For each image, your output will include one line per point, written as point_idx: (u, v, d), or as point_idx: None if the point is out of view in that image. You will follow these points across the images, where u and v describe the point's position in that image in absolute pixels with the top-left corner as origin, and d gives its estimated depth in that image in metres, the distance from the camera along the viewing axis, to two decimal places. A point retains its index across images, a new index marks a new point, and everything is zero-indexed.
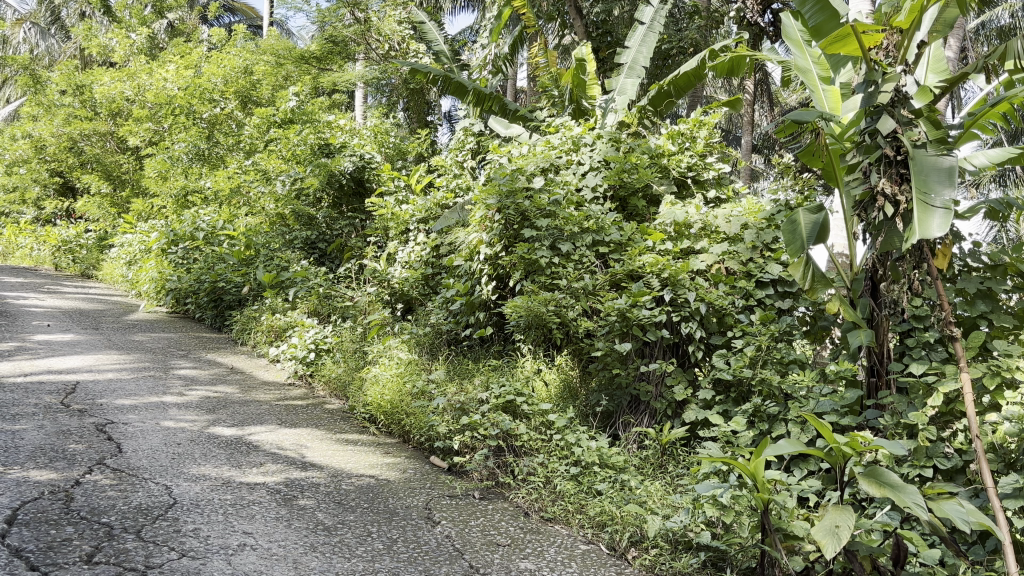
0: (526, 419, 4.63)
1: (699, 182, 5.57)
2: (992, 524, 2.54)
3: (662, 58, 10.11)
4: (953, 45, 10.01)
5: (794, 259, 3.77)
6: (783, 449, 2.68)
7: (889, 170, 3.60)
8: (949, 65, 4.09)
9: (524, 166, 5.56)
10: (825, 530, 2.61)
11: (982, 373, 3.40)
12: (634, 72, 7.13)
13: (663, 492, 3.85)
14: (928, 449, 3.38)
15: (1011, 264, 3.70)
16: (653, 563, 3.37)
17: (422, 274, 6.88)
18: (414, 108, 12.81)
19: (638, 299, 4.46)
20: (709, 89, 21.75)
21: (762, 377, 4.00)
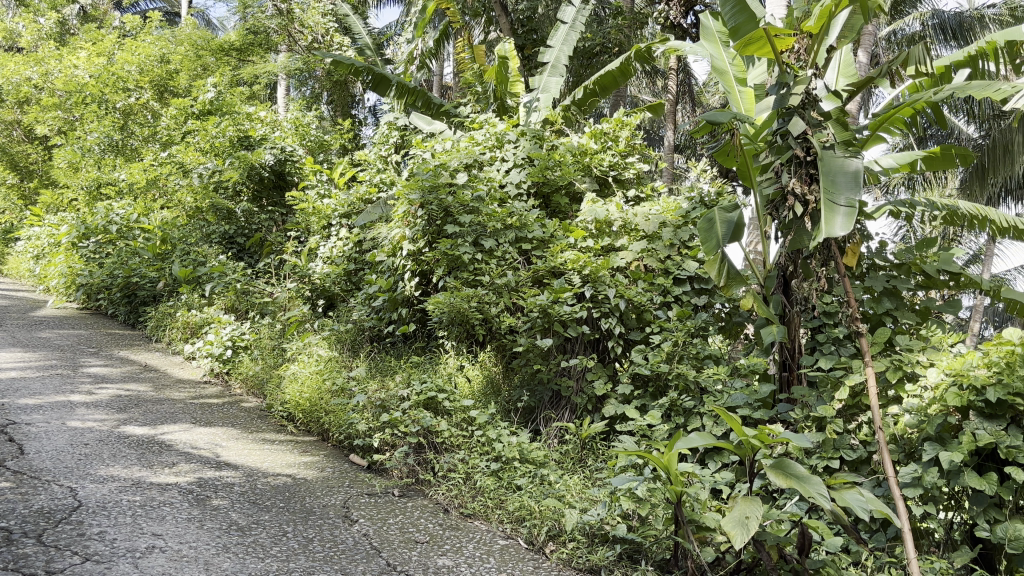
0: (447, 415, 4.63)
1: (620, 182, 5.69)
2: (890, 512, 2.63)
3: (585, 58, 10.22)
4: (867, 51, 10.29)
5: (710, 256, 3.82)
6: (694, 442, 2.71)
7: (799, 170, 3.71)
8: (858, 71, 4.28)
9: (447, 162, 5.51)
10: (735, 522, 2.66)
11: (885, 367, 3.54)
12: (557, 71, 7.14)
13: (582, 485, 3.90)
14: (835, 441, 3.50)
15: (916, 263, 3.87)
16: (571, 556, 3.40)
17: (345, 270, 6.80)
18: (338, 101, 12.63)
19: (559, 296, 4.52)
20: (633, 90, 22.04)
21: (679, 371, 4.05)
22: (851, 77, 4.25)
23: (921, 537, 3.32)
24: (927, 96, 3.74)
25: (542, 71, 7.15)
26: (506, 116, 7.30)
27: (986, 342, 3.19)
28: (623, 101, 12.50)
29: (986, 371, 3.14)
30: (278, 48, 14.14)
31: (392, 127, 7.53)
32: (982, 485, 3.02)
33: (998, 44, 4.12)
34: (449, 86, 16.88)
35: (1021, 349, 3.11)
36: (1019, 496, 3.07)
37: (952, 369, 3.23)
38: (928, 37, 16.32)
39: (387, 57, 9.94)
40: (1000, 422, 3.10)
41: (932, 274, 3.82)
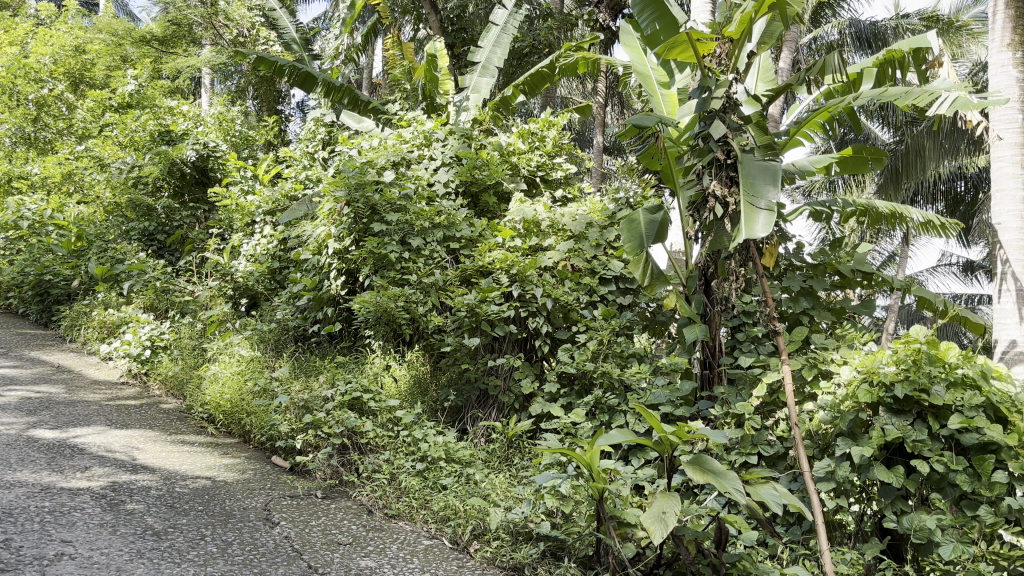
0: (372, 415, 4.58)
1: (547, 182, 5.73)
2: (802, 506, 2.71)
3: (516, 58, 10.23)
4: (788, 57, 10.50)
5: (635, 257, 3.90)
6: (614, 439, 2.73)
7: (720, 173, 3.82)
8: (775, 76, 4.41)
9: (375, 160, 5.44)
10: (653, 517, 2.69)
11: (801, 364, 3.65)
12: (488, 71, 7.12)
13: (507, 484, 3.91)
14: (753, 437, 3.59)
15: (831, 264, 4.02)
16: (494, 555, 3.41)
17: (269, 268, 6.66)
18: (263, 96, 12.37)
19: (487, 295, 4.52)
20: (562, 91, 22.20)
21: (604, 369, 4.11)
22: (769, 82, 4.38)
23: (834, 529, 3.43)
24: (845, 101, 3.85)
25: (472, 71, 7.11)
26: (434, 114, 7.24)
27: (895, 340, 3.29)
28: (553, 101, 12.53)
29: (894, 369, 3.24)
30: (202, 41, 13.79)
31: (319, 124, 7.40)
32: (890, 478, 3.13)
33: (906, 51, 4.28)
34: (378, 83, 16.70)
35: (928, 347, 3.21)
36: (924, 487, 3.19)
37: (864, 366, 3.35)
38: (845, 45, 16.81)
39: (315, 53, 9.75)
40: (907, 417, 3.21)
41: (847, 274, 3.98)
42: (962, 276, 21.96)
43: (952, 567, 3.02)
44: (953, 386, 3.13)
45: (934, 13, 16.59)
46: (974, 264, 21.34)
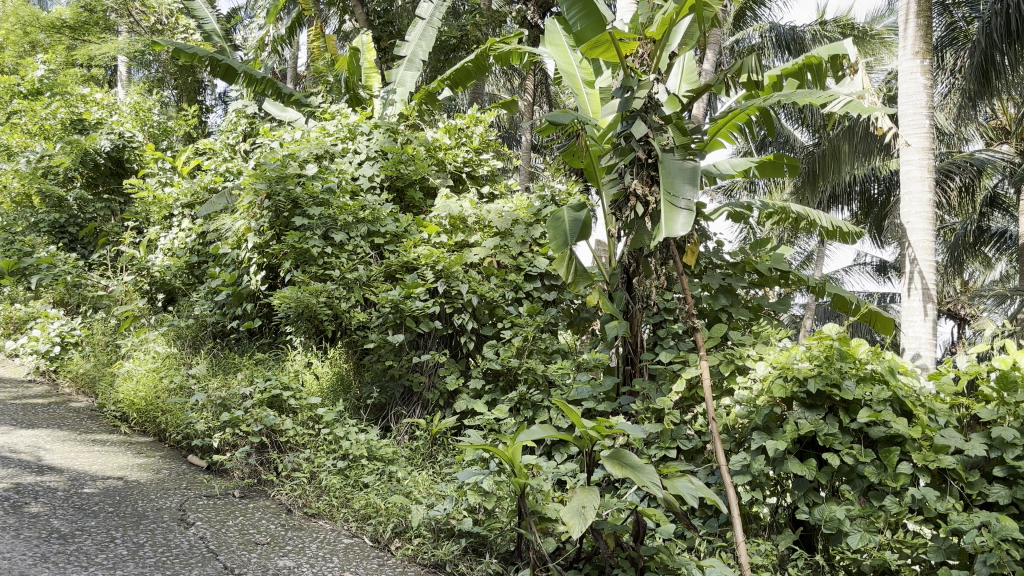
0: (293, 413, 4.48)
1: (474, 178, 5.73)
2: (717, 498, 2.76)
3: (445, 52, 10.21)
4: (713, 57, 10.63)
5: (559, 254, 3.92)
6: (535, 435, 2.72)
7: (641, 172, 3.85)
8: (698, 78, 4.50)
9: (296, 152, 5.34)
10: (573, 511, 2.70)
11: (719, 360, 3.74)
12: (414, 65, 7.05)
13: (430, 481, 3.90)
14: (673, 431, 3.63)
15: (748, 262, 4.14)
16: (416, 553, 3.40)
17: (187, 263, 6.48)
18: (182, 86, 12.05)
19: (412, 291, 4.49)
20: (490, 88, 22.30)
21: (529, 365, 4.13)
22: (692, 83, 4.46)
23: (750, 522, 3.52)
24: (759, 102, 3.94)
25: (398, 64, 7.04)
26: (360, 107, 7.15)
27: (808, 336, 3.39)
28: (481, 97, 12.46)
29: (807, 364, 3.34)
30: (117, 28, 13.36)
31: (240, 114, 6.95)
32: (803, 470, 3.22)
33: (823, 58, 4.40)
34: (304, 76, 16.45)
35: (839, 343, 3.33)
36: (835, 479, 3.29)
37: (778, 362, 3.44)
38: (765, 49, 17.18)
39: (237, 43, 9.52)
40: (819, 412, 3.32)
41: (765, 272, 4.09)
42: (875, 276, 22.78)
43: (860, 556, 3.13)
44: (862, 381, 3.25)
45: (848, 19, 17.11)
46: (886, 264, 22.13)
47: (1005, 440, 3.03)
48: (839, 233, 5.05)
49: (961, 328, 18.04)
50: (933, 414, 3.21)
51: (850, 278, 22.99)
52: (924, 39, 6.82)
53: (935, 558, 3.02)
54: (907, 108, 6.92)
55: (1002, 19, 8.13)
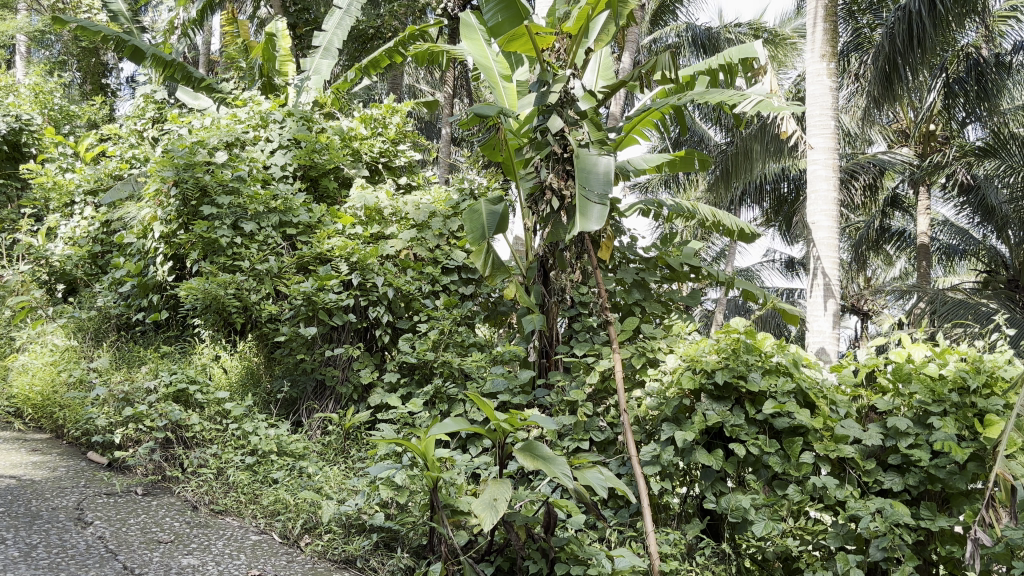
0: (199, 408, 4.35)
1: (390, 168, 5.70)
2: (625, 489, 2.80)
3: (361, 41, 10.08)
4: (633, 54, 10.69)
5: (476, 247, 3.88)
6: (448, 429, 2.69)
7: (557, 166, 3.86)
8: (614, 75, 4.59)
9: (206, 139, 5.15)
10: (484, 504, 2.70)
11: (631, 353, 3.78)
12: (329, 53, 6.77)
13: (341, 476, 3.85)
14: (586, 423, 3.69)
15: (661, 257, 4.24)
16: (326, 548, 3.36)
17: (89, 253, 6.22)
18: (86, 68, 11.58)
19: (325, 283, 4.42)
20: (407, 78, 22.13)
21: (444, 359, 4.11)
22: (608, 80, 4.55)
23: (659, 512, 3.57)
24: (676, 100, 4.02)
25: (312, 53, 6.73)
26: (275, 96, 6.99)
27: (716, 329, 3.46)
28: (400, 88, 12.34)
29: (715, 357, 3.42)
30: (16, 4, 12.73)
31: (148, 100, 6.70)
32: (711, 460, 3.29)
33: (735, 60, 4.59)
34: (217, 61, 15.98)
35: (746, 336, 3.42)
36: (742, 469, 3.37)
37: (687, 354, 3.51)
38: (680, 48, 17.43)
39: (144, 25, 9.16)
40: (726, 403, 3.39)
41: (676, 267, 4.23)
42: (784, 272, 23.45)
43: (764, 543, 3.23)
44: (767, 373, 3.35)
45: (759, 22, 17.47)
46: (795, 260, 22.83)
47: (899, 429, 3.17)
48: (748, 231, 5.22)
49: (861, 322, 18.79)
50: (834, 405, 3.33)
51: (760, 273, 23.62)
52: (830, 42, 6.99)
53: (834, 543, 3.15)
54: (815, 108, 7.06)
55: (904, 26, 8.49)
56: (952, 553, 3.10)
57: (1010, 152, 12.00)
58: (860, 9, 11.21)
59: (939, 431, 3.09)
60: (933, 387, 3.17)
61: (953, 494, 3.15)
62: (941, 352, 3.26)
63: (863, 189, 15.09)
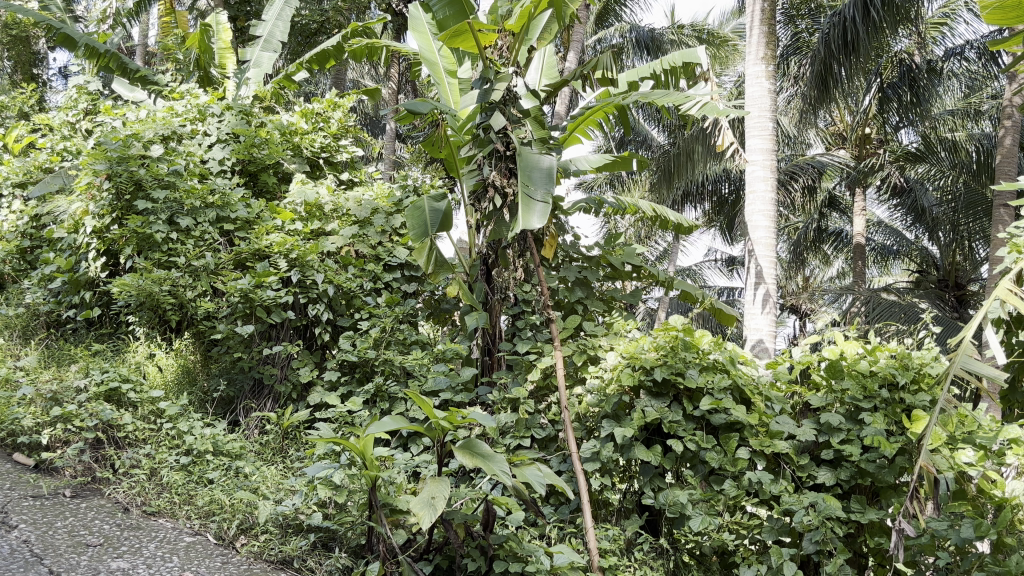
0: (132, 407, 4.26)
1: (332, 164, 5.63)
2: (564, 486, 2.80)
3: (304, 36, 9.94)
4: (578, 53, 10.68)
5: (419, 245, 3.88)
6: (386, 427, 2.63)
7: (500, 164, 3.84)
8: (558, 73, 4.65)
9: (140, 132, 5.01)
10: (422, 502, 2.67)
11: (572, 351, 3.80)
12: (270, 46, 6.69)
13: (279, 476, 3.81)
14: (527, 421, 3.70)
15: (603, 256, 4.27)
16: (262, 549, 3.31)
17: (17, 247, 6.02)
18: (15, 57, 11.20)
19: (262, 280, 4.34)
20: (350, 72, 21.86)
21: (385, 357, 4.08)
22: (552, 79, 4.61)
23: (599, 508, 3.61)
24: (620, 99, 4.07)
25: (252, 44, 6.66)
26: (214, 89, 6.85)
27: (655, 326, 3.49)
28: (343, 84, 12.21)
29: (654, 353, 3.43)
30: None
31: (82, 92, 6.51)
32: (649, 456, 3.32)
33: (677, 65, 4.75)
34: (155, 52, 15.58)
35: (683, 334, 3.45)
36: (679, 465, 3.41)
37: (626, 351, 3.51)
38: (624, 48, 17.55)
39: (77, 14, 8.88)
40: (664, 400, 3.42)
41: (618, 266, 4.27)
42: (726, 272, 23.76)
43: (701, 538, 3.28)
44: (705, 370, 3.39)
45: (701, 23, 17.58)
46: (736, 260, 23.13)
47: (832, 425, 3.24)
48: (687, 228, 5.30)
49: (799, 322, 19.21)
50: (769, 401, 3.41)
51: (703, 273, 23.93)
52: (770, 44, 6.72)
53: (768, 537, 3.22)
54: (754, 110, 6.71)
55: (839, 31, 8.70)
56: (881, 545, 3.19)
57: (938, 157, 12.62)
58: (798, 13, 11.48)
59: (869, 426, 3.18)
60: (864, 383, 3.26)
61: (882, 488, 3.24)
62: (873, 350, 3.33)
63: (802, 191, 15.46)
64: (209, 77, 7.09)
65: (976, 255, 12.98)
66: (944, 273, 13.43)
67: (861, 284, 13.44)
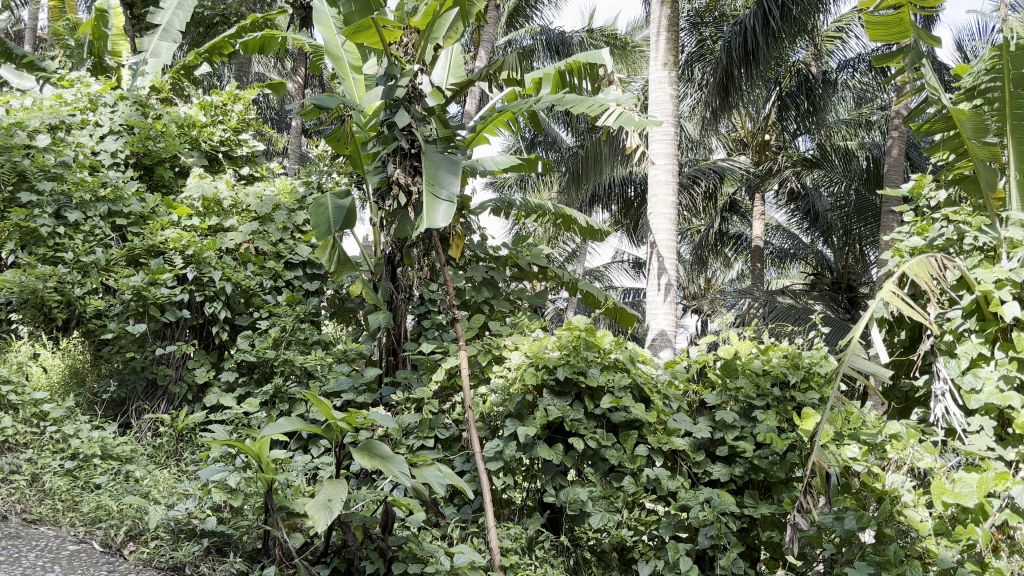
0: (12, 410, 4.06)
1: (231, 158, 5.46)
2: (464, 486, 2.79)
3: (203, 27, 9.65)
4: (489, 53, 10.68)
5: (321, 242, 3.80)
6: (281, 429, 2.54)
7: (404, 162, 3.80)
8: (465, 73, 4.64)
9: (25, 121, 4.77)
10: (318, 505, 2.59)
11: (477, 350, 3.81)
12: (169, 36, 6.33)
13: (172, 480, 3.68)
14: (432, 421, 3.68)
15: (510, 257, 4.30)
16: (151, 556, 3.18)
17: None
18: None
19: (156, 278, 4.21)
20: (254, 63, 21.34)
21: (285, 357, 4.00)
22: (459, 78, 4.60)
23: (502, 507, 3.63)
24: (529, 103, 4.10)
25: (150, 33, 6.28)
26: (106, 78, 6.50)
27: (559, 326, 3.52)
28: (245, 76, 11.88)
29: (557, 353, 3.47)
30: None
31: None
32: (552, 455, 3.34)
33: (582, 64, 4.79)
34: (43, 36, 14.85)
35: (586, 334, 3.49)
36: (581, 462, 3.45)
37: (530, 351, 3.52)
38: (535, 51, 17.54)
39: None
40: (566, 398, 3.44)
41: (524, 267, 4.30)
42: (632, 274, 24.12)
43: (601, 535, 3.32)
44: (606, 368, 3.43)
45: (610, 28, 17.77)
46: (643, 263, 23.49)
47: (727, 422, 3.35)
48: (597, 233, 5.38)
49: (699, 322, 19.71)
50: (667, 399, 3.51)
51: (609, 274, 24.27)
52: (672, 51, 6.83)
53: (666, 533, 3.29)
54: (655, 114, 6.80)
55: (740, 40, 9.02)
56: (772, 538, 3.30)
57: (832, 164, 13.42)
58: (702, 20, 11.77)
59: (762, 423, 3.29)
60: (757, 382, 3.38)
61: (774, 483, 3.36)
62: (766, 349, 3.48)
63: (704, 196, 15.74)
64: (103, 64, 6.72)
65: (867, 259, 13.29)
66: (838, 275, 13.56)
67: (760, 285, 13.94)
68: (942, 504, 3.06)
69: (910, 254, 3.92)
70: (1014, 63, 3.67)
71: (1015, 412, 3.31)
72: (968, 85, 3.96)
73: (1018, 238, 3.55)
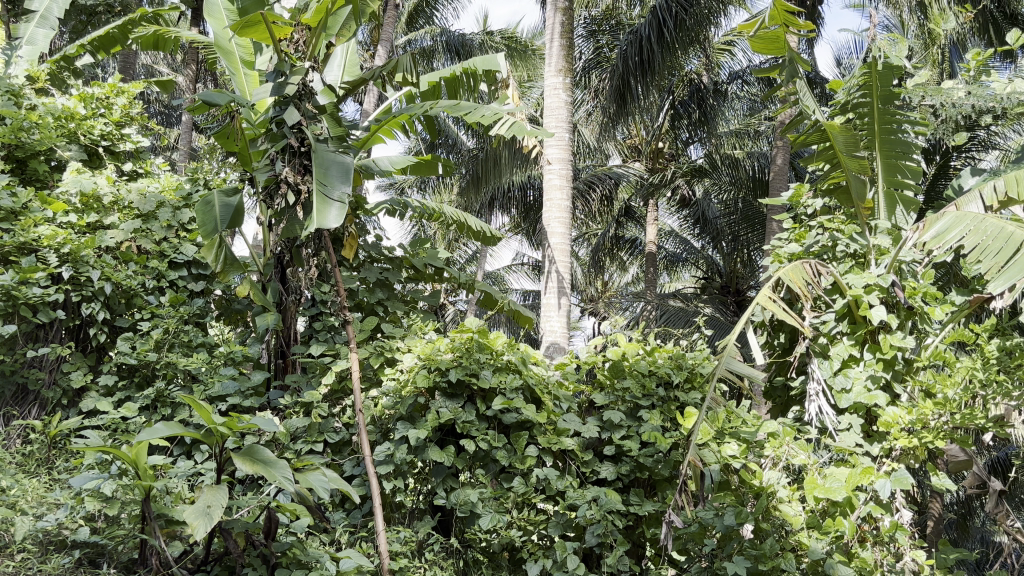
0: None
1: (113, 153, 5.16)
2: (349, 490, 2.76)
3: (88, 15, 9.20)
4: (388, 53, 10.59)
5: (207, 241, 3.70)
6: (158, 435, 2.44)
7: (293, 160, 3.71)
8: (360, 73, 4.66)
9: None
10: (197, 512, 2.51)
11: (369, 353, 3.76)
12: (47, 22, 6.10)
13: (42, 488, 3.50)
14: (320, 424, 3.66)
15: (405, 259, 4.25)
16: (17, 570, 3.01)
17: None
18: None
19: (28, 277, 3.99)
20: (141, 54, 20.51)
21: (167, 360, 3.86)
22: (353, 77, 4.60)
23: (392, 510, 3.58)
24: (423, 107, 4.11)
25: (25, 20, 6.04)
26: None
27: (451, 328, 3.52)
28: (131, 67, 11.41)
29: (450, 355, 3.46)
30: None
31: None
32: (442, 457, 3.34)
33: (478, 69, 4.81)
34: None
35: (478, 335, 3.51)
36: (471, 464, 3.45)
37: (422, 353, 3.51)
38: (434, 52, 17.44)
39: None
40: (458, 400, 3.45)
41: (420, 268, 4.27)
42: (530, 276, 24.28)
43: (490, 535, 3.34)
44: (498, 370, 3.45)
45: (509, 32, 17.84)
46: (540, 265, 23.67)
47: (614, 422, 3.41)
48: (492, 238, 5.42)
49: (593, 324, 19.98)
50: (556, 399, 3.53)
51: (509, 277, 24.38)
52: (569, 58, 6.88)
53: (554, 532, 3.33)
54: (551, 120, 6.85)
55: (635, 49, 9.23)
56: (655, 535, 3.41)
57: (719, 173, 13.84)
58: (600, 28, 12.03)
59: (647, 423, 3.38)
60: (643, 382, 3.47)
61: (658, 481, 3.46)
62: (651, 351, 3.57)
63: (599, 200, 15.97)
64: None
65: (755, 264, 13.90)
66: (726, 279, 13.99)
67: (651, 289, 14.26)
68: (812, 498, 3.19)
69: (789, 260, 4.07)
70: (881, 81, 3.88)
71: (880, 411, 3.52)
72: (842, 100, 4.16)
73: (884, 245, 3.82)
